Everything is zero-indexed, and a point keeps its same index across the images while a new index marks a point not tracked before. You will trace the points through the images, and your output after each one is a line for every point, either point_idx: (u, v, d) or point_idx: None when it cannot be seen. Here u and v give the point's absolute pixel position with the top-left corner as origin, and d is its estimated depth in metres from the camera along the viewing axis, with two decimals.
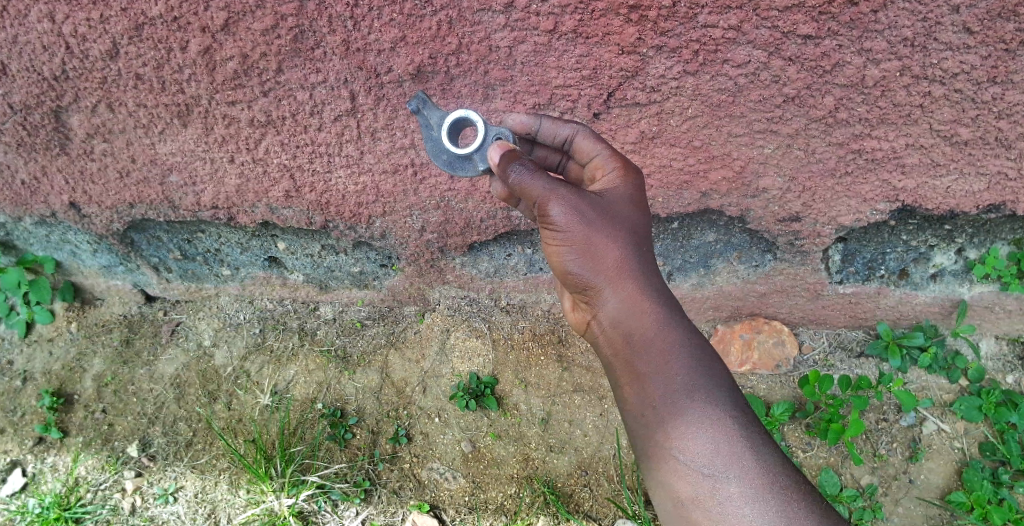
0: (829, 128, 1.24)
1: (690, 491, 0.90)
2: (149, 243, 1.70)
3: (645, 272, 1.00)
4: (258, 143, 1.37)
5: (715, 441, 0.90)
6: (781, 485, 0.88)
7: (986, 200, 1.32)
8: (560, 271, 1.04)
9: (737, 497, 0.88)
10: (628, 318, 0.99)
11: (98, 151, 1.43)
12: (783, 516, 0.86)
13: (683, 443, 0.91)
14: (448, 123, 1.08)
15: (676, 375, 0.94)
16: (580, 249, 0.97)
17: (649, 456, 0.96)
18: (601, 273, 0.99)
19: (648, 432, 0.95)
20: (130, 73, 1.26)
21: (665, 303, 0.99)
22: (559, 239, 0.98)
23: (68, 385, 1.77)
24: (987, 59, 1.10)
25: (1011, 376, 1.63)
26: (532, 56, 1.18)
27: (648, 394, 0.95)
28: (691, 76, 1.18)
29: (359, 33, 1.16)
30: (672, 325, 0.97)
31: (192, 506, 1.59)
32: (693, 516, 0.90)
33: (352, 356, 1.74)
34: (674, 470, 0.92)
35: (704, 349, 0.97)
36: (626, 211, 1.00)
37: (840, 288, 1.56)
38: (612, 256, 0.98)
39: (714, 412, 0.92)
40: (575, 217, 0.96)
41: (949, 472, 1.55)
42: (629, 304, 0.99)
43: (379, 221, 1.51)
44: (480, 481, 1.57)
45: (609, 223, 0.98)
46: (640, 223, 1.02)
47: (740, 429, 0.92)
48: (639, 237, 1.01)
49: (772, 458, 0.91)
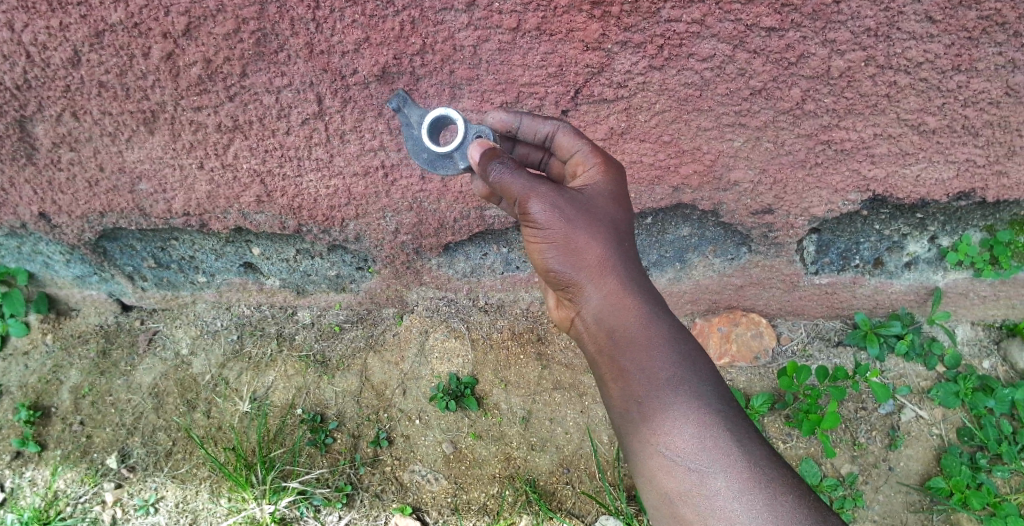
0: (797, 120, 1.24)
1: (677, 487, 0.89)
2: (123, 252, 1.68)
3: (627, 269, 0.99)
4: (226, 149, 1.36)
5: (700, 436, 0.89)
6: (768, 479, 0.86)
7: (955, 187, 1.33)
8: (543, 268, 1.03)
9: (723, 492, 0.86)
10: (611, 314, 0.98)
11: (65, 160, 1.41)
12: (769, 510, 0.83)
13: (669, 438, 0.90)
14: (428, 120, 1.06)
15: (661, 371, 0.93)
16: (561, 245, 0.97)
17: (636, 452, 0.94)
18: (583, 270, 0.98)
19: (634, 428, 0.94)
20: (93, 81, 1.24)
21: (648, 300, 0.99)
22: (540, 236, 0.97)
23: (44, 398, 1.75)
24: (952, 47, 1.11)
25: (988, 361, 1.64)
26: (497, 55, 1.17)
27: (632, 390, 0.94)
28: (658, 71, 1.18)
29: (322, 35, 1.15)
30: (656, 321, 0.97)
31: (174, 515, 1.58)
32: (681, 512, 0.89)
33: (331, 360, 1.73)
34: (661, 467, 0.91)
35: (688, 344, 0.96)
36: (607, 207, 1.00)
37: (816, 279, 1.57)
38: (595, 253, 0.97)
39: (698, 406, 0.91)
40: (556, 214, 0.95)
41: (928, 459, 1.56)
42: (612, 301, 0.98)
43: (352, 224, 1.51)
44: (462, 481, 1.57)
45: (591, 220, 0.97)
46: (622, 219, 1.02)
47: (726, 423, 0.90)
48: (621, 232, 1.01)
49: (759, 451, 0.89)
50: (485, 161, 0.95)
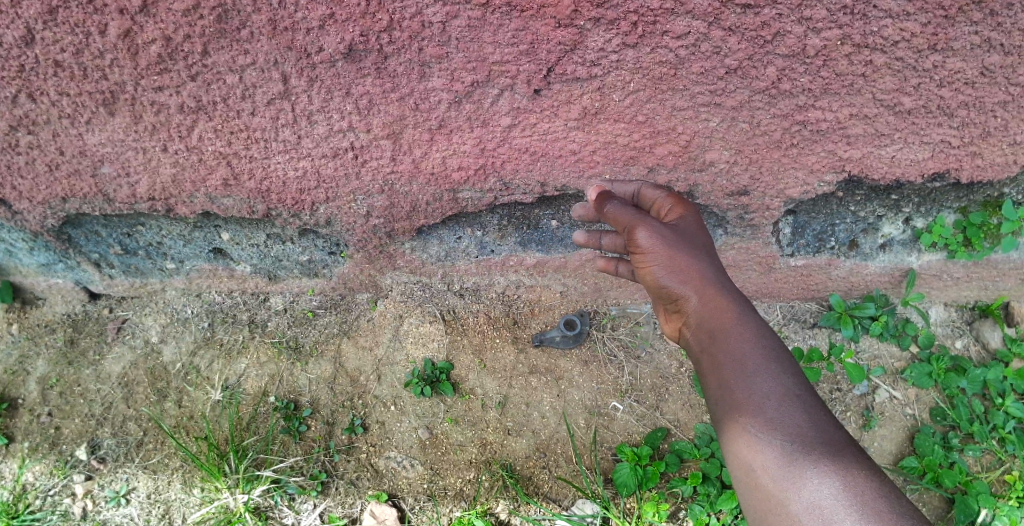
0: (773, 100, 1.21)
1: (758, 461, 0.90)
2: (88, 239, 1.62)
3: (722, 281, 1.05)
4: (190, 131, 1.31)
5: (782, 414, 0.91)
6: (840, 454, 0.88)
7: (930, 168, 1.32)
8: (650, 290, 1.09)
9: (798, 463, 0.87)
10: (708, 322, 1.02)
11: (23, 143, 1.34)
12: (840, 478, 0.85)
13: (756, 416, 0.92)
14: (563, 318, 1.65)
15: (751, 360, 0.96)
16: (666, 267, 1.04)
17: (724, 433, 0.96)
18: (687, 284, 1.04)
19: (725, 413, 0.96)
20: (47, 60, 1.17)
21: (738, 300, 1.03)
22: (647, 263, 1.06)
23: (11, 390, 1.71)
24: (927, 26, 1.08)
25: (961, 341, 1.67)
26: (467, 32, 1.12)
27: (728, 380, 0.96)
28: (632, 49, 1.14)
29: (285, 11, 1.09)
30: (746, 318, 1.00)
31: (145, 507, 1.56)
32: (762, 485, 0.90)
33: (304, 346, 1.70)
34: (745, 441, 0.92)
35: (776, 342, 0.98)
36: (699, 235, 1.10)
37: (791, 262, 1.58)
38: (694, 268, 1.04)
39: (782, 390, 0.93)
40: (659, 242, 1.05)
41: (901, 439, 1.59)
42: (709, 305, 1.03)
43: (323, 207, 1.47)
44: (438, 467, 1.56)
45: (688, 244, 1.06)
46: (707, 241, 1.10)
47: (802, 403, 0.92)
48: (715, 257, 1.09)
49: (835, 433, 0.90)
50: (602, 203, 1.15)
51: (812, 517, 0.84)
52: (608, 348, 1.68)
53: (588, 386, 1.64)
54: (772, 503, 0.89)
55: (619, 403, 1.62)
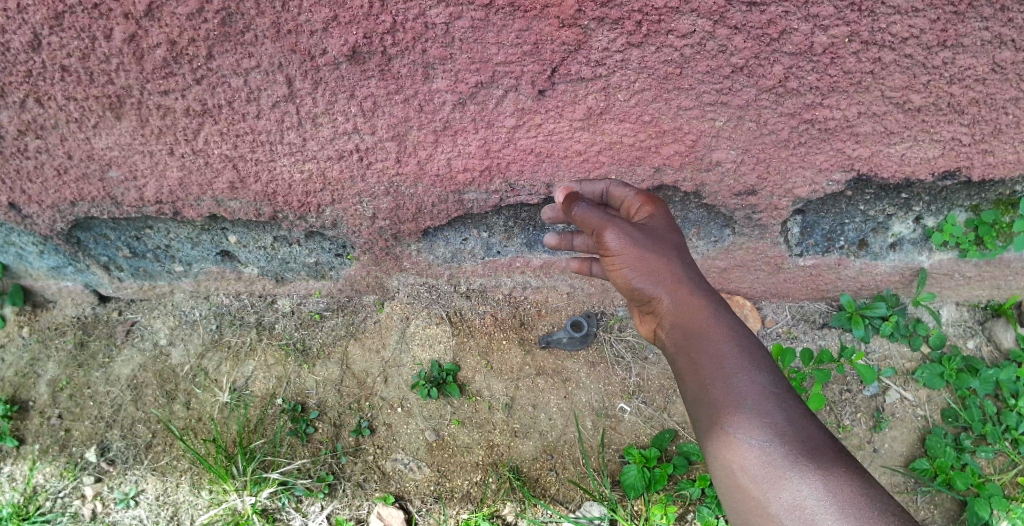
0: (781, 98, 1.20)
1: (737, 462, 0.90)
2: (97, 242, 1.64)
3: (694, 278, 1.04)
4: (197, 134, 1.31)
5: (760, 414, 0.90)
6: (820, 452, 0.87)
7: (941, 165, 1.30)
8: (622, 291, 1.08)
9: (777, 462, 0.87)
10: (682, 321, 1.01)
11: (32, 148, 1.35)
12: (822, 477, 0.84)
13: (733, 416, 0.91)
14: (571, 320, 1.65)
15: (727, 359, 0.95)
16: (637, 269, 1.03)
17: (704, 434, 0.95)
18: (659, 285, 1.03)
19: (704, 413, 0.95)
20: (55, 65, 1.18)
21: (711, 299, 1.02)
22: (618, 266, 1.05)
23: (21, 392, 1.73)
24: (936, 22, 1.06)
25: (973, 341, 1.65)
26: (470, 33, 1.12)
27: (706, 381, 0.95)
28: (636, 48, 1.13)
29: (289, 14, 1.09)
30: (721, 317, 1.00)
31: (154, 509, 1.57)
32: (742, 485, 0.90)
33: (311, 348, 1.71)
34: (724, 443, 0.91)
35: (750, 339, 0.98)
36: (670, 233, 1.08)
37: (800, 261, 1.56)
38: (666, 269, 1.03)
39: (758, 389, 0.92)
40: (628, 243, 1.03)
41: (912, 440, 1.57)
42: (682, 306, 1.02)
43: (329, 209, 1.48)
44: (445, 469, 1.56)
45: (659, 244, 1.05)
46: (679, 238, 1.09)
47: (781, 404, 0.91)
48: (686, 254, 1.07)
49: (821, 434, 0.89)
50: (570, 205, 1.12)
51: (793, 517, 0.84)
52: (616, 350, 1.67)
53: (594, 388, 1.63)
54: (752, 504, 0.88)
55: (627, 405, 1.62)
